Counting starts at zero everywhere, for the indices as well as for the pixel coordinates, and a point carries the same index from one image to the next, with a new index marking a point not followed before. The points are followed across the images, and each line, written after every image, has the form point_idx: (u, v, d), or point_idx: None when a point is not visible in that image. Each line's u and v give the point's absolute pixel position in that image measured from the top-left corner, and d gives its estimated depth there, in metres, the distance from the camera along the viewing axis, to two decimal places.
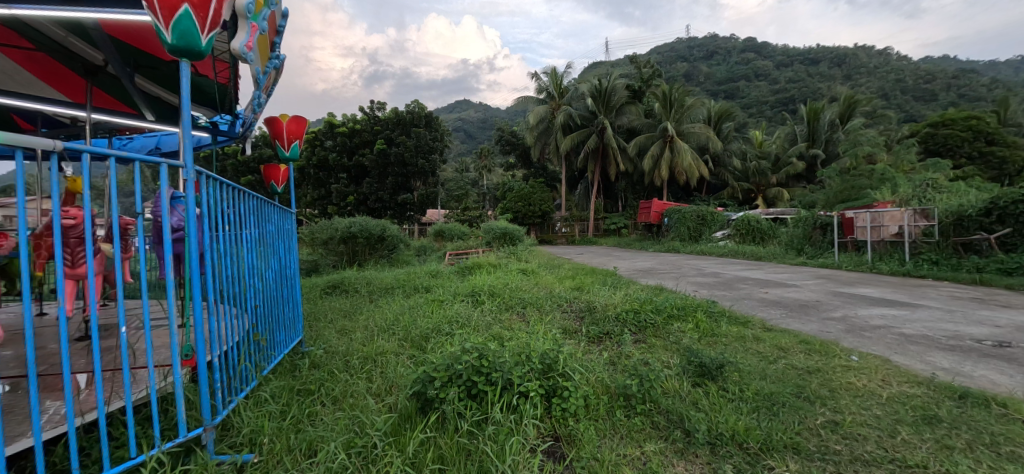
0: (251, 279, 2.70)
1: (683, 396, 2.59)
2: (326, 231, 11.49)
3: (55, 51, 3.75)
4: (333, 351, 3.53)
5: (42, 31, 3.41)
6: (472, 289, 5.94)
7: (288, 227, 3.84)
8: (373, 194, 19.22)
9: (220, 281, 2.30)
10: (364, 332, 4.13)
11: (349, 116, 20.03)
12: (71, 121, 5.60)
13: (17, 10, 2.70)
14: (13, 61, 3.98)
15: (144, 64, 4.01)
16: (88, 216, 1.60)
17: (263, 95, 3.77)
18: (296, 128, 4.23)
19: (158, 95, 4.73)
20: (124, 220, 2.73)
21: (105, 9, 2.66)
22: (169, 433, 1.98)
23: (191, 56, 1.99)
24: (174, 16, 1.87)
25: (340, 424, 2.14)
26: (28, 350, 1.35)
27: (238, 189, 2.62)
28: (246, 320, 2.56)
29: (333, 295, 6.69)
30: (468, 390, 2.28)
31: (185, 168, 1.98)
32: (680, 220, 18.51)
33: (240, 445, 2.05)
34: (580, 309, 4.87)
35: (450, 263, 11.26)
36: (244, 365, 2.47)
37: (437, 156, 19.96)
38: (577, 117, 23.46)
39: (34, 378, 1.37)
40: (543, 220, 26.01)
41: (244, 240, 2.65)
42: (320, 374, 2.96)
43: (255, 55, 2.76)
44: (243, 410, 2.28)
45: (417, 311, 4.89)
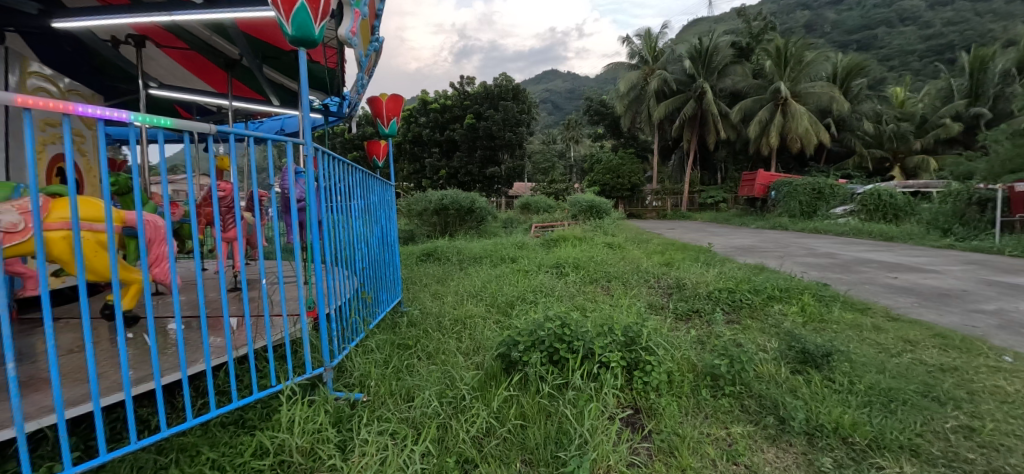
0: (358, 244, 3.04)
1: (779, 381, 2.41)
2: (421, 202, 12.35)
3: (202, 48, 4.42)
4: (427, 312, 3.87)
5: (193, 31, 4.03)
6: (557, 261, 6.00)
7: (388, 198, 4.20)
8: (463, 168, 19.96)
9: (335, 246, 2.63)
10: (454, 297, 4.44)
11: (441, 92, 20.79)
12: (217, 109, 6.63)
13: (176, 16, 3.22)
14: (176, 57, 4.80)
15: (269, 55, 4.54)
16: (235, 189, 1.94)
17: (364, 76, 4.08)
18: (394, 106, 4.53)
19: (280, 82, 5.36)
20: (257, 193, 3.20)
21: (239, 9, 3.14)
22: (299, 370, 2.38)
23: (308, 46, 2.25)
24: (293, 10, 2.12)
25: (433, 376, 2.38)
26: (199, 293, 1.70)
27: (347, 164, 2.93)
28: (355, 280, 2.92)
29: (428, 262, 7.21)
30: (551, 355, 2.36)
31: (306, 145, 2.27)
32: (790, 193, 16.57)
33: (352, 385, 2.39)
34: (668, 285, 4.68)
35: (536, 235, 11.45)
36: (354, 318, 2.84)
37: (523, 128, 20.08)
38: (673, 82, 21.83)
39: (202, 317, 1.71)
40: (632, 193, 24.94)
41: (352, 210, 2.99)
42: (417, 331, 3.27)
43: (357, 40, 3.00)
44: (353, 356, 2.63)
45: (504, 280, 5.09)
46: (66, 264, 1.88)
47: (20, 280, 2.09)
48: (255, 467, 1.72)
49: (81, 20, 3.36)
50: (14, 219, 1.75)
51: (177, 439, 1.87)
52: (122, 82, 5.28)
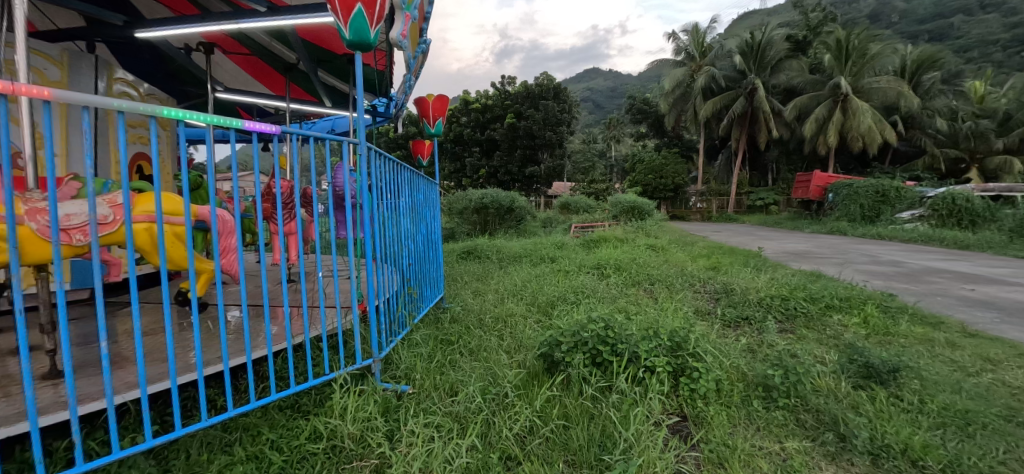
0: (405, 241, 3.14)
1: (839, 396, 2.26)
2: (461, 201, 12.58)
3: (263, 53, 4.69)
4: (469, 309, 3.94)
5: (255, 38, 4.28)
6: (598, 262, 5.92)
7: (433, 196, 4.30)
8: (503, 167, 20.07)
9: (384, 242, 2.73)
10: (495, 295, 4.49)
11: (482, 92, 20.99)
12: (275, 110, 7.02)
13: (242, 23, 3.49)
14: (239, 61, 5.12)
15: (323, 58, 4.75)
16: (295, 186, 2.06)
17: (412, 77, 4.19)
18: (440, 106, 4.62)
19: (333, 85, 5.61)
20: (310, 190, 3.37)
21: (299, 15, 3.32)
22: (350, 360, 2.49)
23: (363, 49, 2.35)
24: (351, 15, 2.22)
25: (476, 372, 2.42)
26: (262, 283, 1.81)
27: (396, 162, 3.04)
28: (402, 276, 3.02)
29: (468, 260, 7.32)
30: (594, 357, 2.33)
31: (359, 144, 2.37)
32: (849, 196, 15.51)
33: (398, 377, 2.47)
34: (715, 290, 4.51)
35: (575, 236, 11.35)
36: (401, 312, 2.93)
37: (564, 128, 19.96)
38: (721, 79, 20.97)
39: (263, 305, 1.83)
40: (676, 194, 24.18)
41: (400, 207, 3.09)
42: (459, 328, 3.34)
43: (407, 43, 3.09)
44: (400, 350, 2.72)
45: (544, 279, 5.09)
46: (150, 255, 2.06)
47: (106, 267, 2.20)
48: (310, 450, 1.83)
49: (159, 29, 3.66)
50: (106, 212, 1.92)
51: (241, 419, 2.01)
52: (192, 86, 5.69)
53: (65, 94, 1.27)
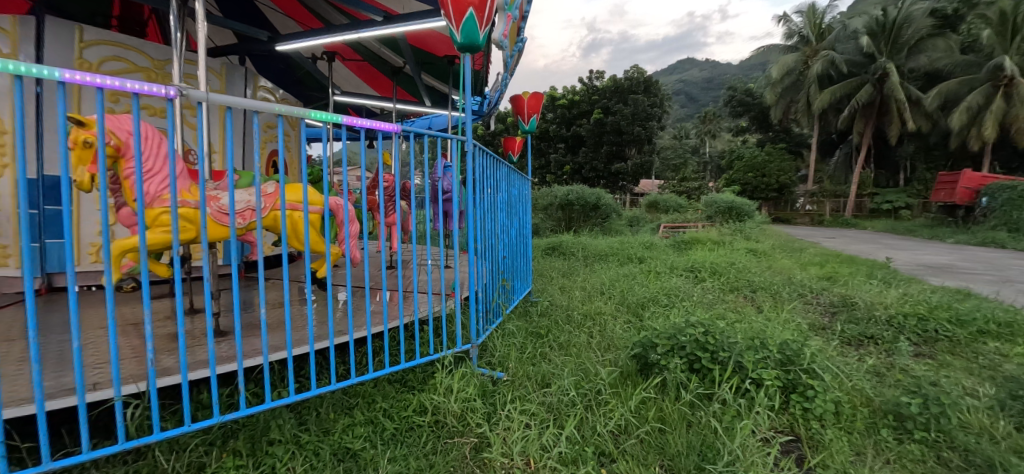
0: (501, 234, 3.29)
1: (998, 437, 1.93)
2: (546, 197, 12.72)
3: (373, 58, 5.12)
4: (556, 304, 3.99)
5: (367, 45, 4.69)
6: (691, 265, 5.62)
7: (526, 192, 4.41)
8: (588, 164, 19.76)
9: (483, 235, 2.88)
10: (582, 292, 4.49)
11: (570, 88, 20.81)
12: (381, 110, 7.69)
13: (361, 33, 3.86)
14: (354, 66, 5.68)
15: (426, 61, 5.07)
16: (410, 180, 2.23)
17: (508, 75, 4.32)
18: (535, 103, 4.70)
19: (433, 86, 5.96)
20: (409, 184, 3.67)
21: (411, 23, 3.62)
22: (449, 343, 2.69)
23: (472, 51, 2.48)
24: (463, 19, 2.36)
25: (568, 366, 2.47)
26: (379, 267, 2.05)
27: (495, 159, 3.17)
28: (497, 268, 3.17)
29: (553, 256, 7.39)
30: (692, 363, 2.25)
31: (465, 141, 2.52)
32: (1012, 201, 12.85)
33: (493, 364, 2.61)
34: (831, 303, 4.05)
35: (664, 236, 10.85)
36: (495, 302, 3.09)
37: (654, 123, 19.13)
38: (843, 64, 18.52)
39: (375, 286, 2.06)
40: (780, 194, 21.94)
41: (497, 202, 3.23)
42: (548, 321, 3.41)
43: (508, 43, 3.21)
44: (493, 338, 2.86)
45: (632, 279, 4.97)
46: (297, 238, 2.44)
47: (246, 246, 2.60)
48: (418, 422, 2.01)
49: (292, 43, 4.21)
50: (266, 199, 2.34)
51: (358, 386, 2.27)
52: (317, 91, 6.46)
53: (237, 102, 1.64)
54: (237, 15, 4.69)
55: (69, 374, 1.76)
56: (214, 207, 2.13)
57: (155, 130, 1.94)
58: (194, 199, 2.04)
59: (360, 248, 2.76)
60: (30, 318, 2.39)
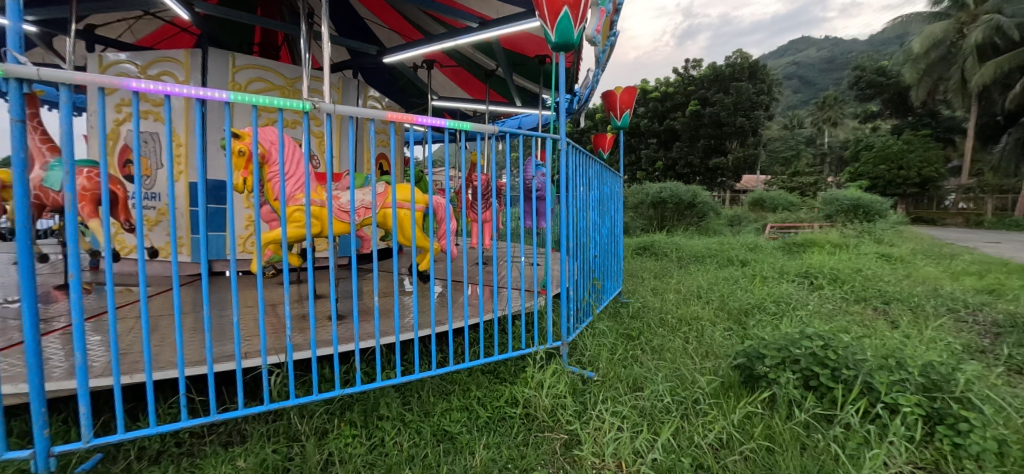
0: (592, 233, 3.26)
1: None
2: (637, 195, 12.26)
3: (468, 63, 5.36)
4: (648, 306, 3.85)
5: (462, 51, 4.92)
6: (804, 270, 5.04)
7: (618, 190, 4.32)
8: (683, 159, 18.50)
9: (576, 234, 2.89)
10: (676, 295, 4.27)
11: (664, 79, 19.77)
12: (474, 112, 8.04)
13: (458, 40, 4.06)
14: (450, 72, 6.02)
15: (518, 62, 5.17)
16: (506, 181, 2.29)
17: (600, 71, 4.24)
18: (628, 98, 4.55)
19: (523, 86, 6.06)
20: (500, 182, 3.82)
21: (504, 27, 3.73)
22: (540, 339, 2.75)
23: (566, 50, 2.49)
24: (557, 19, 2.37)
25: (662, 372, 2.38)
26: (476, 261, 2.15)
27: (587, 157, 3.14)
28: (588, 267, 3.15)
29: (644, 256, 7.12)
30: (807, 379, 2.03)
31: (560, 140, 2.54)
32: None
33: (583, 363, 2.62)
34: (994, 322, 3.36)
35: (771, 237, 9.87)
36: (586, 301, 3.09)
37: (760, 112, 17.41)
38: (1016, 30, 15.13)
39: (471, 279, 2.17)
40: (923, 190, 18.62)
41: (589, 201, 3.21)
42: (640, 324, 3.31)
43: (601, 38, 3.15)
44: (583, 337, 2.86)
45: (733, 284, 4.60)
46: (404, 234, 2.68)
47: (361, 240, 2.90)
48: (510, 413, 2.09)
49: (397, 54, 4.55)
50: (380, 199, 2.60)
51: (455, 374, 2.42)
52: (417, 97, 6.96)
53: (357, 112, 1.84)
54: (350, 32, 5.22)
55: (228, 344, 2.13)
56: (337, 205, 2.47)
57: (293, 141, 2.26)
58: (323, 199, 2.41)
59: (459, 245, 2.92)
60: (200, 296, 2.93)
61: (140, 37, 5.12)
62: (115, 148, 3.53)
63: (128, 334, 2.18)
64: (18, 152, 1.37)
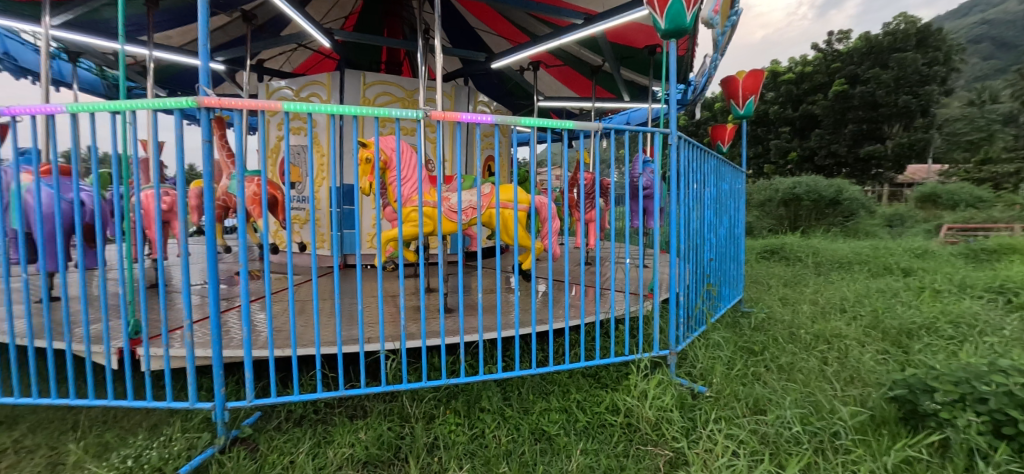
0: (708, 234, 2.98)
1: None
2: (764, 192, 10.94)
3: (573, 60, 5.30)
4: (775, 318, 3.40)
5: (567, 49, 4.89)
6: (999, 283, 3.98)
7: (739, 187, 3.88)
8: (824, 148, 15.65)
9: (688, 235, 2.66)
10: (812, 307, 3.70)
11: (799, 59, 17.31)
12: (579, 111, 8.00)
13: (563, 38, 4.04)
14: (556, 71, 6.02)
15: (625, 55, 4.94)
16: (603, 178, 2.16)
17: (718, 55, 3.85)
18: (752, 83, 4.05)
19: (632, 80, 5.79)
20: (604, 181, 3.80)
21: (610, 20, 3.60)
22: (647, 346, 2.60)
23: (678, 36, 2.30)
24: (668, 3, 2.20)
25: (791, 396, 2.08)
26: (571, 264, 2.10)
27: (703, 150, 2.86)
28: (702, 271, 2.89)
29: (771, 260, 6.31)
30: (1001, 426, 1.58)
31: (671, 133, 2.35)
32: None
33: (694, 376, 2.41)
34: None
35: (948, 242, 8.01)
36: (699, 309, 2.84)
37: (934, 88, 14.29)
38: None
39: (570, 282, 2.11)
40: None
41: (705, 199, 2.92)
42: (765, 338, 2.93)
43: (720, 19, 2.86)
44: (694, 348, 2.63)
45: (890, 297, 3.83)
46: (508, 235, 2.75)
47: (468, 239, 3.04)
48: (610, 421, 2.01)
49: (504, 59, 4.68)
50: (486, 201, 2.71)
51: (554, 374, 2.41)
52: (523, 99, 7.12)
53: (464, 116, 1.92)
54: (462, 42, 5.54)
55: (354, 328, 2.41)
56: (446, 206, 2.62)
57: (410, 147, 2.46)
58: (434, 200, 2.58)
59: (561, 245, 2.89)
60: (335, 285, 3.37)
61: (295, 65, 6.10)
62: (276, 161, 4.23)
63: (282, 315, 2.60)
64: (207, 166, 1.71)
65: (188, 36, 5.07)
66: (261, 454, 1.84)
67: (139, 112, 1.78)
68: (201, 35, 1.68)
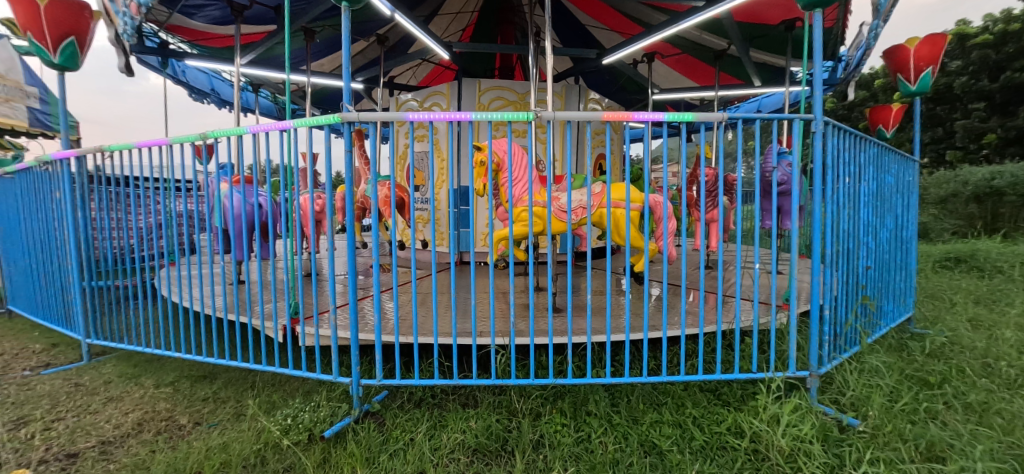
0: (865, 238, 2.50)
1: None
2: (947, 185, 8.81)
3: (693, 47, 4.89)
4: (961, 344, 2.71)
5: (687, 35, 4.53)
6: None
7: (909, 180, 3.19)
8: None
9: (838, 239, 2.26)
10: (1022, 333, 2.86)
11: None
12: (701, 101, 7.43)
13: (681, 25, 3.77)
14: (673, 60, 5.64)
15: (756, 34, 4.41)
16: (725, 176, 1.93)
17: (880, 21, 3.20)
18: (931, 50, 3.28)
19: (765, 61, 5.13)
20: (730, 177, 3.51)
21: None
22: (781, 365, 2.29)
23: (824, 5, 1.96)
24: None
25: (985, 446, 1.63)
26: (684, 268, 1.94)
27: (859, 137, 2.40)
28: (855, 281, 2.44)
29: (957, 271, 5.05)
30: None
31: (816, 120, 2.01)
32: None
33: (842, 405, 2.05)
34: None
35: None
36: (850, 326, 2.41)
37: None
38: None
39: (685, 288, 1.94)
40: None
41: (862, 195, 2.45)
42: (946, 367, 2.36)
43: None
44: (843, 372, 2.24)
45: None
46: (619, 235, 2.65)
47: (577, 239, 3.01)
48: (732, 444, 1.81)
49: (616, 53, 4.54)
50: (597, 200, 2.65)
51: (667, 386, 2.26)
52: (637, 93, 6.82)
53: (573, 115, 1.90)
54: (572, 40, 5.51)
55: (468, 321, 2.56)
56: (556, 205, 2.63)
57: (521, 149, 2.52)
58: (544, 200, 2.61)
59: (677, 246, 2.70)
60: (452, 281, 3.62)
61: (420, 79, 6.70)
62: (403, 166, 4.69)
63: (407, 305, 2.88)
64: (348, 173, 1.96)
65: (337, 62, 5.91)
66: (387, 428, 2.05)
67: (299, 129, 2.11)
68: (344, 60, 1.93)
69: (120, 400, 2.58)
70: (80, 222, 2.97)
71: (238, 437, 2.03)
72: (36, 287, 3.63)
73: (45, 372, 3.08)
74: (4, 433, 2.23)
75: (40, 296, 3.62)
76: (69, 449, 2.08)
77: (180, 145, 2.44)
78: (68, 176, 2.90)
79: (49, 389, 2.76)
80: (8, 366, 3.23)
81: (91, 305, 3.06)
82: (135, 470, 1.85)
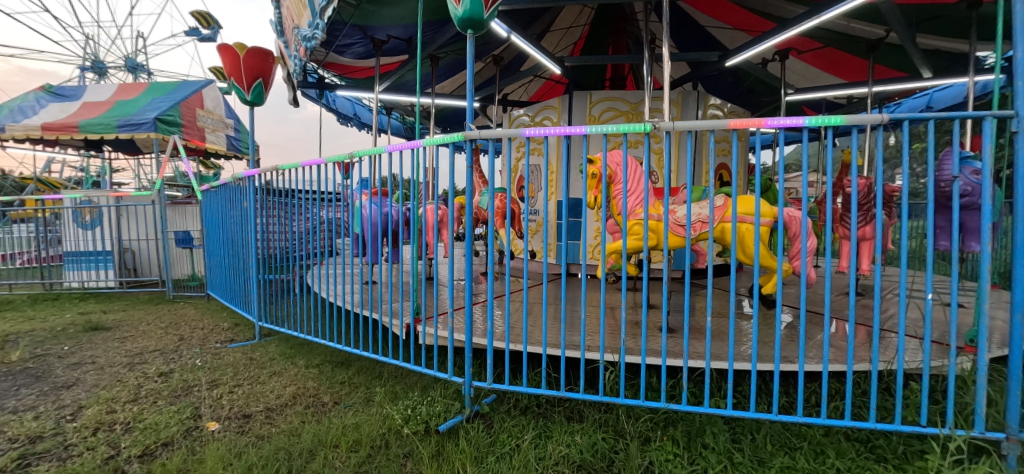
0: None
1: None
2: None
3: (840, 38, 4.27)
4: None
5: (830, 25, 3.98)
6: None
7: None
8: None
9: None
10: None
11: None
12: (848, 99, 6.46)
13: (824, 16, 3.33)
14: (812, 55, 4.99)
15: (927, 18, 3.69)
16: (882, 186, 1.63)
17: None
18: None
19: (939, 47, 4.25)
20: (889, 187, 2.98)
21: None
22: (961, 420, 1.86)
23: None
24: None
25: None
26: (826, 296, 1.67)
27: None
28: None
29: None
30: None
31: (1020, 117, 1.59)
32: None
33: None
34: None
35: None
36: None
37: None
38: None
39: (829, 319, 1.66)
40: None
41: None
42: None
43: None
44: None
45: None
46: (745, 252, 2.44)
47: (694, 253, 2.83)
48: None
49: (741, 53, 4.18)
50: (718, 216, 2.51)
51: (802, 427, 1.97)
52: (767, 95, 6.19)
53: (692, 124, 1.79)
54: (691, 44, 5.23)
55: (577, 334, 2.54)
56: (673, 219, 2.55)
57: (637, 162, 2.47)
58: (660, 213, 2.54)
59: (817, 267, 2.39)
60: (560, 292, 3.64)
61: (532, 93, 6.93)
62: (516, 178, 4.87)
63: (518, 313, 2.97)
64: (468, 185, 2.10)
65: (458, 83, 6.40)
66: (495, 430, 2.14)
67: (426, 147, 2.34)
68: (469, 81, 2.07)
69: (280, 375, 3.09)
70: (259, 225, 3.66)
71: (367, 419, 2.28)
72: (228, 276, 4.54)
73: (230, 345, 3.83)
74: (204, 391, 2.82)
75: (230, 283, 4.52)
76: (245, 410, 2.55)
77: (331, 163, 2.87)
78: (252, 189, 3.60)
79: (233, 360, 3.42)
80: (206, 338, 4.08)
81: (263, 293, 3.74)
82: (291, 435, 2.20)
